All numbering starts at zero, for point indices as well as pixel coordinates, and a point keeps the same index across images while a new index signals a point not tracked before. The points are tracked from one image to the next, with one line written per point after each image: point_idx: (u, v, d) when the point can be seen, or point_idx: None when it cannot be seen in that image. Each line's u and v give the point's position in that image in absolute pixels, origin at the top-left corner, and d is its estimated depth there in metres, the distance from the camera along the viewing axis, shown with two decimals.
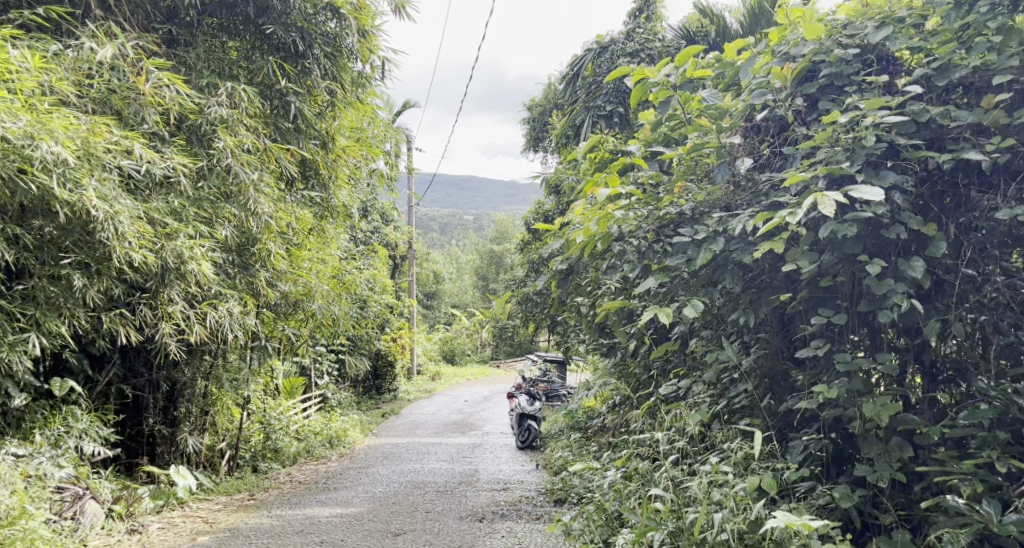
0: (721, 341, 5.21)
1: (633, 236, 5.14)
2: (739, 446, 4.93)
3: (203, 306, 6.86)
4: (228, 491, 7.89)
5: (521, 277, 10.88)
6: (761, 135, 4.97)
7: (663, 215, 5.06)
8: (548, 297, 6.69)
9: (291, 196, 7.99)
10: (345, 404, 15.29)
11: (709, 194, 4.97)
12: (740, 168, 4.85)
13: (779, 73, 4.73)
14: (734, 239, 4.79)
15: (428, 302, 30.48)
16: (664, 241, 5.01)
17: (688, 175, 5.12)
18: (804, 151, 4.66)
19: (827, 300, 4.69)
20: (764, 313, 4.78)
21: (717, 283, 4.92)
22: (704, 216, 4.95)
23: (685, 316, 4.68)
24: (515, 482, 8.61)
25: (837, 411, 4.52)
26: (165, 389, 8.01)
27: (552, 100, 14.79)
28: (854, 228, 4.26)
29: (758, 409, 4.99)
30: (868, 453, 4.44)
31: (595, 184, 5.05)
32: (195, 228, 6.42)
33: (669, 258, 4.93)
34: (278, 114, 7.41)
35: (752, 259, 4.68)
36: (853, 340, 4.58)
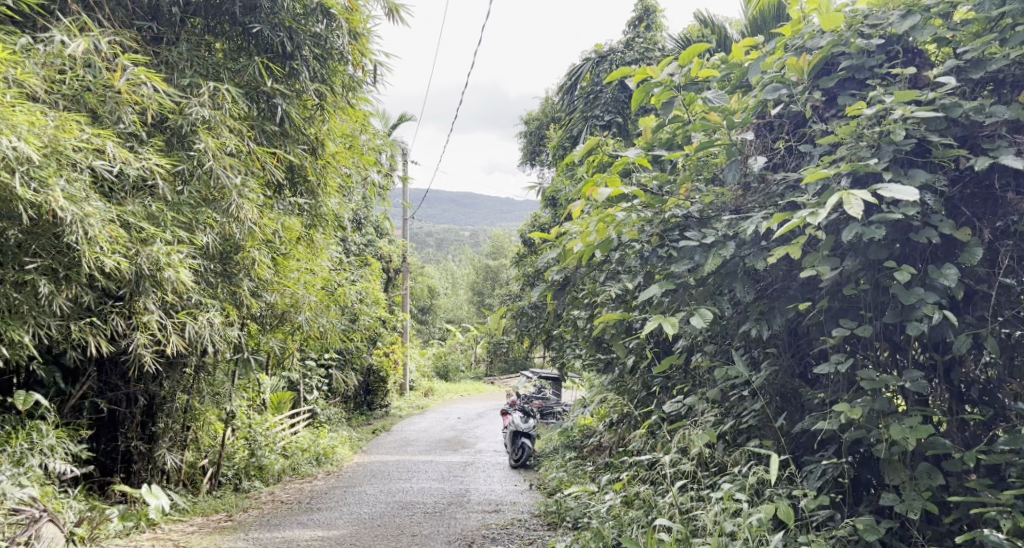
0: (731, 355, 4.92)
1: (636, 241, 4.85)
2: (752, 471, 4.63)
3: (181, 316, 6.54)
4: (205, 512, 7.55)
5: (517, 291, 10.60)
6: (778, 131, 4.76)
7: (667, 218, 4.77)
8: (544, 310, 6.41)
9: (277, 203, 7.70)
10: (335, 420, 14.95)
11: (718, 195, 4.75)
12: (754, 167, 4.57)
13: (796, 65, 4.49)
14: (746, 245, 4.51)
15: (423, 317, 30.19)
16: (669, 246, 4.72)
17: (694, 176, 4.86)
18: (823, 149, 4.39)
19: (848, 310, 4.39)
20: (779, 326, 4.48)
21: (727, 292, 4.62)
22: (713, 220, 4.67)
23: (692, 326, 4.37)
24: (507, 503, 8.28)
25: (860, 433, 4.22)
26: (143, 404, 7.72)
27: (550, 113, 14.56)
28: (882, 231, 3.98)
29: (772, 430, 4.69)
30: (894, 480, 4.14)
31: (596, 184, 4.72)
32: (173, 233, 6.12)
33: (674, 263, 4.63)
34: (265, 117, 7.11)
35: (766, 265, 4.39)
36: (875, 354, 4.29)
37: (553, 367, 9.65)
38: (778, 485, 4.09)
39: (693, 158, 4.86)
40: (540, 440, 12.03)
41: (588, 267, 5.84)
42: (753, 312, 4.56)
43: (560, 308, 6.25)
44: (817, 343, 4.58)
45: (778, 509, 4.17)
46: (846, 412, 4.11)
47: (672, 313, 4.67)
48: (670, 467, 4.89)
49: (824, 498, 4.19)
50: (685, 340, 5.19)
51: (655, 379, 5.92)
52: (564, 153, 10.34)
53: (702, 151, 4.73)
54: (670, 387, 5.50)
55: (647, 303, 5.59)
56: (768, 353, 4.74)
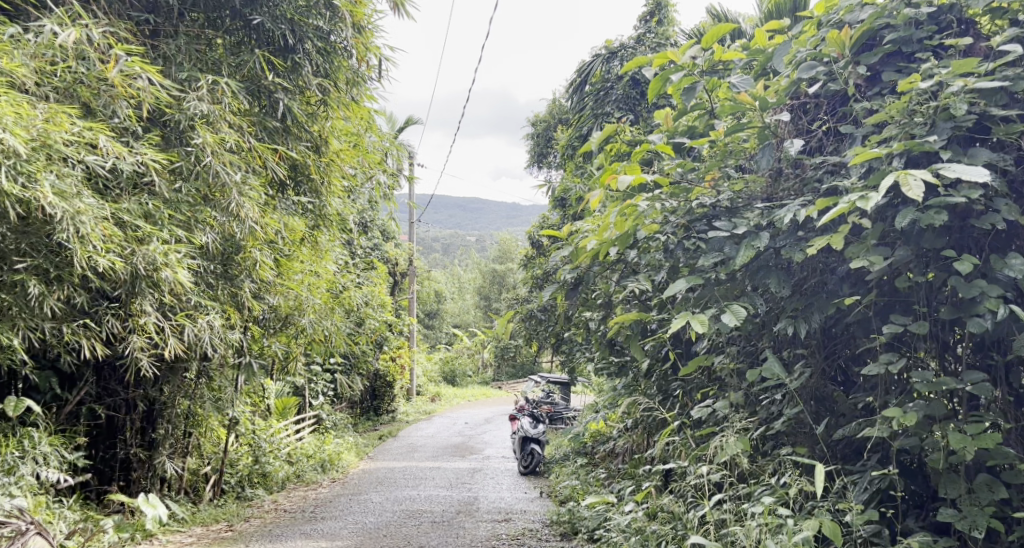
0: (763, 356, 4.69)
1: (660, 234, 4.61)
2: (792, 482, 4.39)
3: (180, 319, 6.31)
4: (205, 522, 7.31)
5: (526, 294, 10.35)
6: (815, 111, 4.58)
7: (695, 208, 4.55)
8: (555, 311, 6.18)
9: (280, 202, 7.46)
10: (342, 426, 14.71)
11: (749, 183, 4.54)
12: (789, 151, 4.32)
13: (836, 38, 4.24)
14: (781, 236, 4.31)
15: (430, 322, 29.92)
16: (696, 239, 4.50)
17: (723, 163, 4.65)
18: (869, 130, 4.17)
19: (896, 305, 4.17)
20: (819, 324, 4.26)
21: (761, 288, 4.40)
22: (744, 210, 4.46)
23: (724, 324, 4.13)
24: (517, 512, 8.01)
25: (913, 441, 3.98)
26: (142, 410, 7.49)
27: (558, 114, 14.31)
28: (943, 217, 3.77)
29: (812, 436, 4.46)
30: (951, 493, 3.91)
31: (616, 173, 4.47)
32: (171, 232, 5.88)
33: (702, 257, 4.41)
34: (266, 114, 6.85)
35: (804, 258, 4.16)
36: (927, 352, 4.07)
37: (564, 371, 9.40)
38: (825, 500, 3.87)
39: (719, 145, 4.64)
40: (549, 446, 11.77)
41: (604, 266, 5.61)
42: (790, 308, 4.34)
43: (574, 310, 6.02)
44: (858, 342, 4.36)
45: (823, 526, 3.95)
46: (898, 417, 3.89)
47: (702, 311, 4.46)
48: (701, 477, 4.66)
49: (873, 514, 3.96)
50: (711, 340, 4.96)
51: (675, 383, 5.69)
52: (573, 152, 10.09)
53: (734, 133, 4.52)
54: (693, 390, 5.27)
55: (669, 303, 5.36)
56: (805, 353, 4.52)
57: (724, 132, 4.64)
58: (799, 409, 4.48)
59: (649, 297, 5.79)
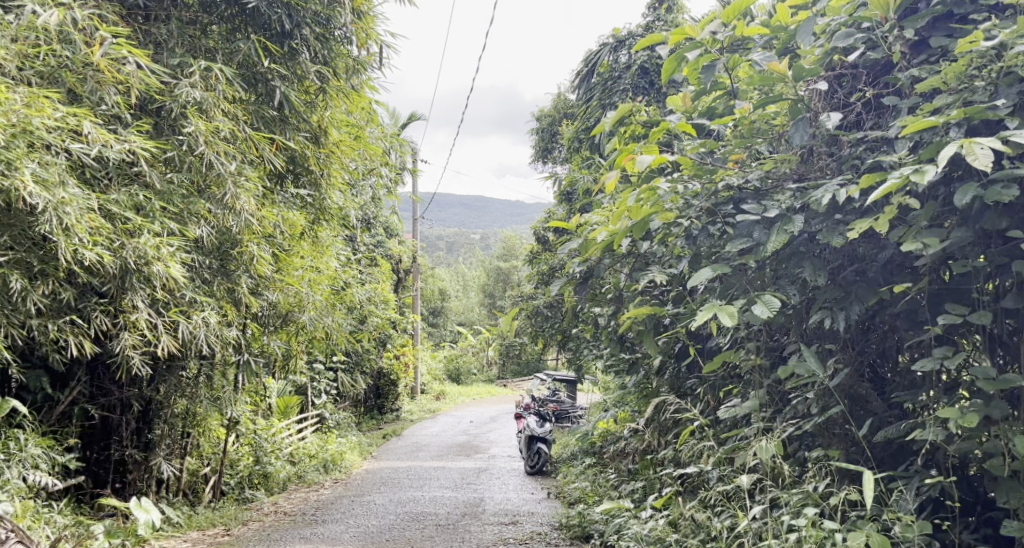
0: (794, 350, 4.44)
1: (683, 217, 4.37)
2: (829, 488, 4.13)
3: (174, 315, 6.04)
4: (201, 526, 7.07)
5: (532, 290, 10.10)
6: (853, 83, 4.36)
7: (720, 191, 4.34)
8: (564, 306, 5.92)
9: (279, 194, 7.22)
10: (345, 425, 14.45)
11: (779, 163, 4.28)
12: (828, 125, 4.10)
13: (880, 2, 4.00)
14: (817, 219, 4.06)
15: (433, 320, 29.67)
16: (723, 223, 4.26)
17: (750, 141, 4.45)
18: (915, 100, 3.93)
19: (949, 292, 3.92)
20: (858, 315, 4.01)
21: (793, 277, 4.15)
22: (774, 191, 4.24)
23: (755, 315, 3.91)
24: (524, 514, 7.75)
25: (970, 445, 3.72)
26: (137, 410, 7.23)
27: (563, 108, 14.04)
28: (1009, 191, 3.53)
29: (851, 437, 4.21)
30: (1011, 502, 3.65)
31: (633, 154, 4.19)
32: (163, 224, 5.62)
33: (729, 243, 4.18)
34: (262, 102, 6.58)
35: (842, 244, 3.91)
36: (982, 343, 3.81)
37: (572, 369, 9.16)
38: (873, 512, 3.61)
39: (746, 121, 4.45)
40: (556, 446, 11.53)
41: (615, 258, 5.36)
42: (826, 299, 4.09)
43: (584, 304, 5.76)
44: (902, 332, 4.11)
45: (870, 540, 3.70)
46: (955, 419, 3.64)
47: (730, 302, 4.21)
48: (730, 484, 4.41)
49: (924, 526, 3.70)
50: (736, 333, 4.71)
51: (693, 380, 5.45)
52: (579, 145, 9.83)
53: (763, 107, 4.30)
54: (716, 388, 5.01)
55: (687, 296, 5.11)
56: (841, 345, 4.27)
57: (751, 108, 4.44)
58: (837, 406, 4.23)
59: (665, 289, 5.54)
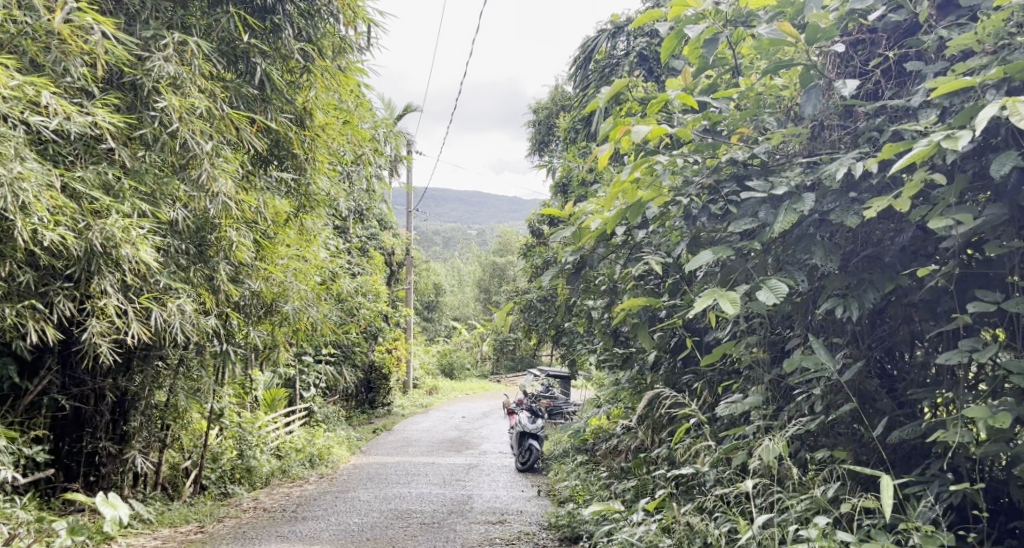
0: (801, 343, 4.20)
1: (683, 195, 4.12)
2: (838, 493, 3.87)
3: (146, 302, 5.75)
4: (173, 522, 6.79)
5: (526, 284, 9.82)
6: (871, 49, 4.14)
7: (722, 165, 4.09)
8: (554, 297, 5.67)
9: (260, 177, 6.93)
10: (335, 419, 14.18)
11: (789, 136, 4.04)
12: (844, 91, 3.86)
13: None
14: (830, 198, 3.81)
15: (429, 315, 29.41)
16: (727, 201, 4.01)
17: (754, 115, 4.21)
18: (943, 64, 3.67)
19: (976, 275, 3.67)
20: (873, 302, 3.76)
21: (802, 262, 3.90)
22: (782, 169, 3.99)
23: (759, 301, 3.66)
24: (513, 513, 7.49)
25: (996, 447, 3.46)
26: (112, 400, 6.94)
27: (561, 100, 13.74)
28: None
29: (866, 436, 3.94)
30: None
31: (628, 128, 3.89)
32: (134, 205, 5.33)
33: (732, 223, 3.94)
34: (241, 80, 6.29)
35: (857, 225, 3.66)
36: (1011, 331, 3.56)
37: (565, 364, 8.87)
38: (889, 520, 3.35)
39: (751, 93, 4.23)
40: (548, 443, 11.27)
41: (609, 248, 5.10)
42: (838, 285, 3.84)
43: (576, 295, 5.50)
44: (921, 318, 3.85)
45: None
46: (982, 417, 3.38)
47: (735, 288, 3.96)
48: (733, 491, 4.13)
49: (945, 537, 3.43)
50: (739, 325, 4.46)
51: (690, 374, 5.20)
52: (576, 136, 9.54)
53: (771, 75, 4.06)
54: (716, 383, 4.74)
55: (685, 285, 4.85)
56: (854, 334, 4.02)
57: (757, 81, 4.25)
58: (848, 400, 3.96)
59: (662, 279, 5.29)
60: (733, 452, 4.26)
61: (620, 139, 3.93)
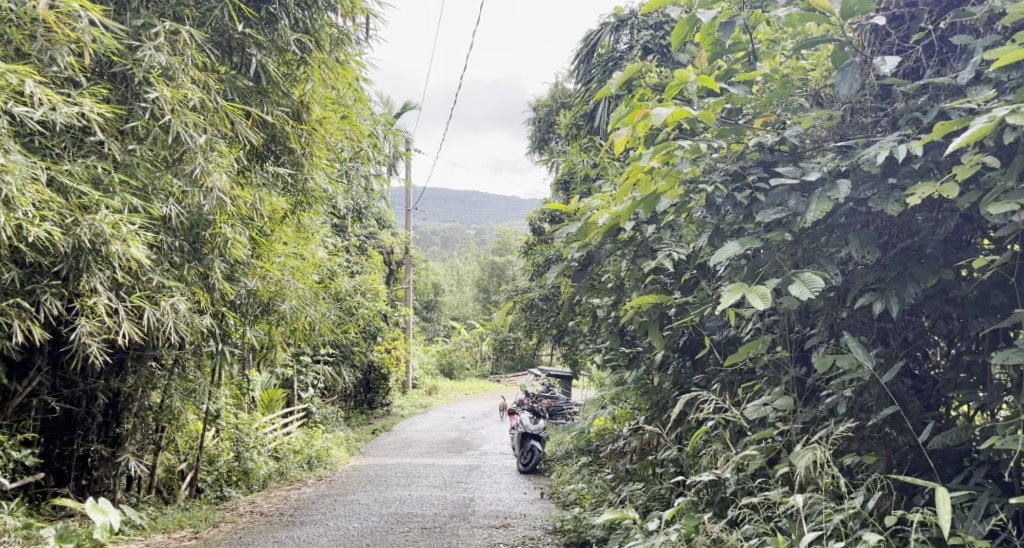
0: (828, 339, 4.04)
1: (705, 182, 4.01)
2: (874, 501, 3.71)
3: (138, 300, 5.56)
4: (167, 528, 6.60)
5: (528, 282, 9.64)
6: (911, 24, 3.91)
7: (748, 151, 3.96)
8: (560, 295, 5.49)
9: (256, 173, 6.74)
10: (334, 420, 13.99)
11: (821, 119, 3.88)
12: (883, 70, 3.66)
13: None
14: (867, 184, 3.68)
15: (427, 315, 29.21)
16: (753, 189, 3.86)
17: (776, 100, 4.06)
18: (989, 42, 3.50)
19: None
20: (914, 296, 3.61)
21: (834, 254, 3.75)
22: (811, 156, 3.83)
23: (792, 295, 3.57)
24: (516, 516, 7.30)
25: None
26: (104, 402, 6.74)
27: (560, 98, 13.55)
28: None
29: (903, 437, 3.79)
30: None
31: (647, 111, 3.73)
32: (124, 200, 5.13)
33: (759, 211, 3.81)
34: (236, 72, 6.10)
35: (896, 214, 3.51)
36: None
37: (568, 364, 8.70)
38: (947, 536, 3.20)
39: (778, 75, 4.04)
40: (550, 443, 11.10)
41: (617, 244, 4.93)
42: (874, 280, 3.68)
43: (583, 294, 5.32)
44: (963, 311, 3.70)
45: None
46: None
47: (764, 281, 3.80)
48: (761, 498, 3.97)
49: None
50: (761, 321, 4.30)
51: (704, 373, 5.04)
52: (578, 132, 9.36)
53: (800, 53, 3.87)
54: (735, 383, 4.57)
55: (701, 281, 4.68)
56: (890, 329, 3.86)
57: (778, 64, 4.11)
58: (885, 399, 3.81)
59: (674, 275, 5.12)
60: (758, 454, 4.09)
61: (639, 121, 3.79)
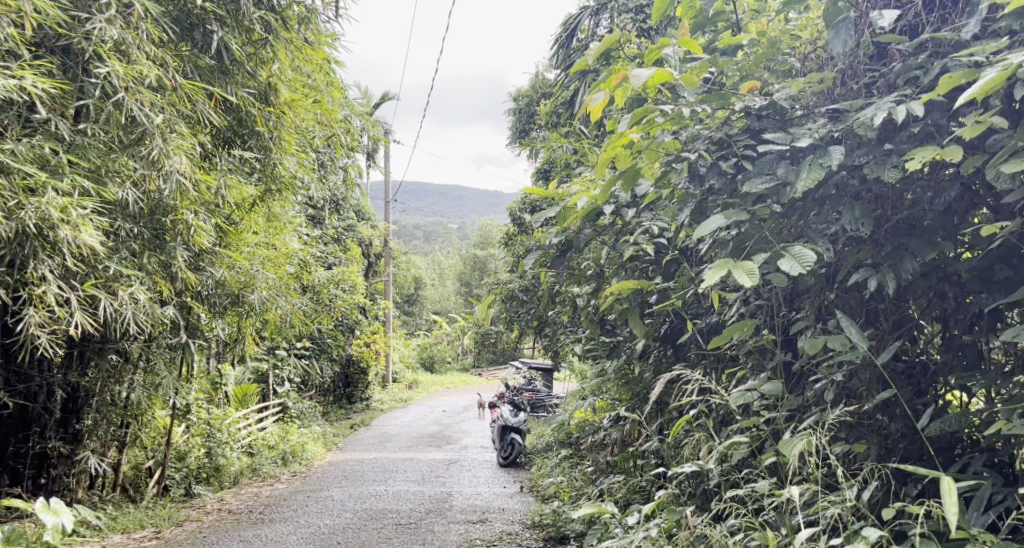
0: (817, 320, 3.84)
1: (689, 154, 3.78)
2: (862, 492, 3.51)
3: (92, 289, 5.28)
4: (127, 527, 6.34)
5: (508, 273, 9.40)
6: None
7: (734, 116, 3.74)
8: (538, 282, 5.26)
9: (219, 158, 6.45)
10: (311, 415, 13.72)
11: (811, 83, 3.67)
12: (881, 24, 3.48)
13: None
14: (861, 150, 3.48)
15: (408, 309, 28.92)
16: (740, 157, 3.67)
17: (763, 65, 3.86)
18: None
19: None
20: (911, 271, 3.41)
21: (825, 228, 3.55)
22: (800, 125, 3.62)
23: (783, 269, 3.37)
24: (495, 511, 7.08)
25: None
26: (62, 397, 6.45)
27: (541, 88, 13.30)
28: None
29: (895, 424, 3.59)
30: None
31: (626, 73, 3.57)
32: (74, 182, 4.85)
33: (746, 182, 3.60)
34: (197, 50, 5.81)
35: (893, 181, 3.31)
36: None
37: (548, 356, 8.49)
38: (953, 531, 2.97)
39: (764, 38, 3.83)
40: (530, 437, 10.88)
41: (596, 228, 4.71)
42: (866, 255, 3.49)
43: (561, 281, 5.10)
44: (961, 288, 3.50)
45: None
46: None
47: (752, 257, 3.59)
48: (747, 488, 3.76)
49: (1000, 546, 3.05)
50: (746, 304, 4.10)
51: (686, 361, 4.84)
52: (558, 120, 9.12)
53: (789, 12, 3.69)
54: (718, 370, 4.36)
55: (684, 262, 4.47)
56: (883, 308, 3.66)
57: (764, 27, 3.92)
58: (878, 383, 3.61)
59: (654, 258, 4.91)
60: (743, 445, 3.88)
61: (616, 85, 3.63)
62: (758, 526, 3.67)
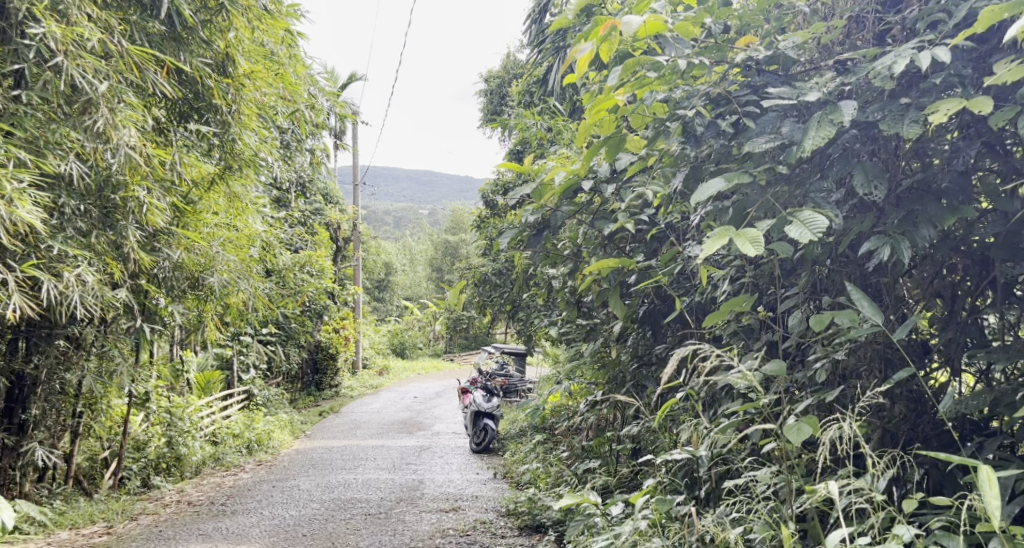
0: (816, 294, 3.60)
1: (685, 114, 3.52)
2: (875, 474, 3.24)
3: (33, 269, 4.92)
4: (76, 523, 6.00)
5: (479, 257, 9.11)
6: None
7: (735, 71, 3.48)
8: (512, 262, 4.97)
9: (173, 132, 6.08)
10: (277, 402, 13.36)
11: (819, 32, 3.42)
12: None
13: None
14: (873, 107, 3.23)
15: (378, 294, 28.51)
16: (741, 116, 3.43)
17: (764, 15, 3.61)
18: None
19: None
20: (928, 239, 3.17)
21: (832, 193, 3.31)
22: (805, 82, 3.37)
23: (791, 236, 3.13)
24: (467, 499, 6.80)
25: None
26: (6, 385, 6.06)
27: (513, 68, 12.98)
28: None
29: (898, 406, 3.36)
30: None
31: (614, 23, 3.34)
32: (10, 153, 4.49)
33: (748, 143, 3.34)
34: (145, 14, 5.41)
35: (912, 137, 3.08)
36: None
37: (522, 341, 8.22)
38: (994, 524, 2.71)
39: None
40: (503, 422, 10.64)
41: (576, 204, 4.44)
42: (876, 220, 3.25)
43: (539, 260, 4.82)
44: (974, 257, 3.28)
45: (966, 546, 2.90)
46: None
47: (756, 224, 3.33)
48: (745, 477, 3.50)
49: None
50: (739, 279, 3.85)
51: (670, 341, 4.59)
52: (530, 97, 8.83)
53: None
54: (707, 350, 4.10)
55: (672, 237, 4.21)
56: (888, 281, 3.43)
57: None
58: (881, 361, 3.38)
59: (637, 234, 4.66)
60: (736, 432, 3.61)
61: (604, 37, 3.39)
62: (758, 517, 3.42)
